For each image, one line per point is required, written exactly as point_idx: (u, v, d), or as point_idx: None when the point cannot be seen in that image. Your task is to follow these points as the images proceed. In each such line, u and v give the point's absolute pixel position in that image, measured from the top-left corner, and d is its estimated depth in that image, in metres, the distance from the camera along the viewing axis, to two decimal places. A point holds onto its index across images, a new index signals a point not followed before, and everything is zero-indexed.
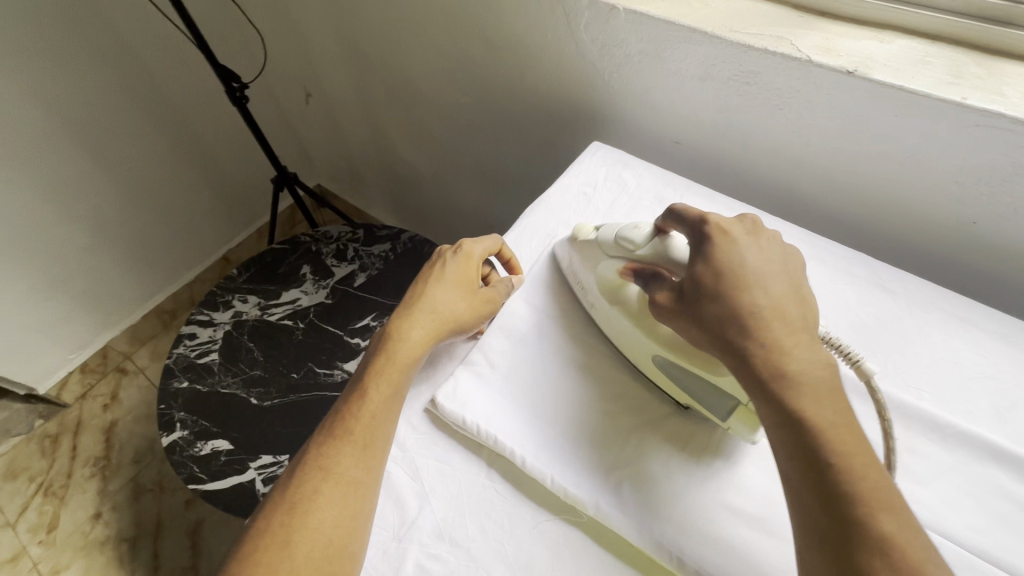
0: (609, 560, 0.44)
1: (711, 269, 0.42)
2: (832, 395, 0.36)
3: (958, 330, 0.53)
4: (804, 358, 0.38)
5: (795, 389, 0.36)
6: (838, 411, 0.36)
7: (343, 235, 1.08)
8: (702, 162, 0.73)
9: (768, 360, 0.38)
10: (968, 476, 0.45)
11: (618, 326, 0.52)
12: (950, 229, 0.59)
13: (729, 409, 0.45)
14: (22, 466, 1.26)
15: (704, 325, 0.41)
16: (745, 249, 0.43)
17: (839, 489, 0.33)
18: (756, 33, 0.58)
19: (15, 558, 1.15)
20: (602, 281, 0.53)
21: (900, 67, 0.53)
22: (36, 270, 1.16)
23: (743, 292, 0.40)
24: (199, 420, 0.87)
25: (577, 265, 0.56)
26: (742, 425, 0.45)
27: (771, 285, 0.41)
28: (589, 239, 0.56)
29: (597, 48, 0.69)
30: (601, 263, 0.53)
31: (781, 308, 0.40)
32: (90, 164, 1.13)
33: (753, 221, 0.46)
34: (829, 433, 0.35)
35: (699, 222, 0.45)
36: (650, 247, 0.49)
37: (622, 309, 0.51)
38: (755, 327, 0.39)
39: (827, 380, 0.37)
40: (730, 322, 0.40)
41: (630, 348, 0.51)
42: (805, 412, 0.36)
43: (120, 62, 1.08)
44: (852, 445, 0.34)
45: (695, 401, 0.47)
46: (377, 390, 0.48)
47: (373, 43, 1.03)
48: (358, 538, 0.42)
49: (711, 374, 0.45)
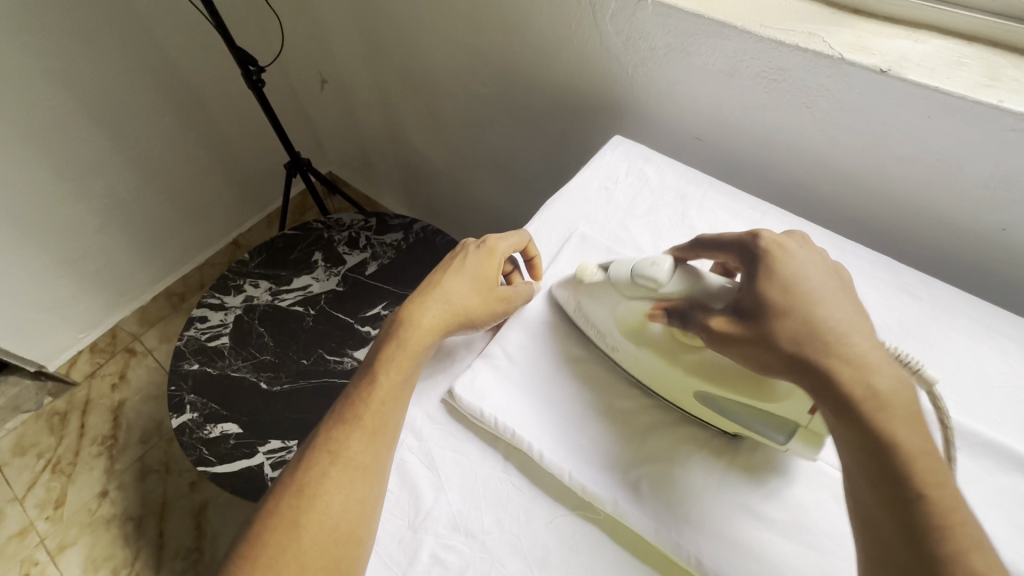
0: (623, 555, 0.44)
1: (783, 284, 0.41)
2: (917, 421, 0.36)
3: (983, 337, 0.52)
4: (890, 379, 0.37)
5: (883, 414, 0.36)
6: (924, 437, 0.35)
7: (355, 223, 1.08)
8: (724, 160, 0.72)
9: (855, 382, 0.37)
10: (993, 487, 0.44)
11: (648, 368, 0.49)
12: (980, 236, 0.58)
13: (787, 432, 0.44)
14: (30, 442, 1.27)
15: (775, 343, 0.40)
16: (807, 262, 0.42)
17: (931, 523, 0.33)
18: (788, 28, 0.57)
19: (23, 533, 1.16)
20: (621, 323, 0.50)
21: (935, 68, 0.52)
22: (48, 248, 1.16)
23: (816, 310, 0.40)
24: (208, 402, 0.87)
25: (585, 304, 0.53)
26: (804, 446, 0.44)
27: (840, 301, 0.41)
28: (597, 280, 0.52)
29: (622, 41, 0.68)
30: (619, 305, 0.50)
31: (856, 325, 0.40)
32: (104, 143, 1.13)
33: (804, 237, 0.46)
34: (920, 463, 0.35)
35: (752, 239, 0.45)
36: (675, 281, 0.47)
37: (650, 347, 0.48)
38: (837, 347, 0.38)
39: (912, 403, 0.36)
40: (806, 340, 0.39)
41: (660, 385, 0.49)
42: (896, 440, 0.35)
43: (137, 40, 1.07)
44: (938, 475, 0.34)
45: (748, 429, 0.45)
46: (387, 376, 0.48)
47: (391, 29, 1.02)
48: (366, 522, 0.42)
49: (760, 402, 0.43)
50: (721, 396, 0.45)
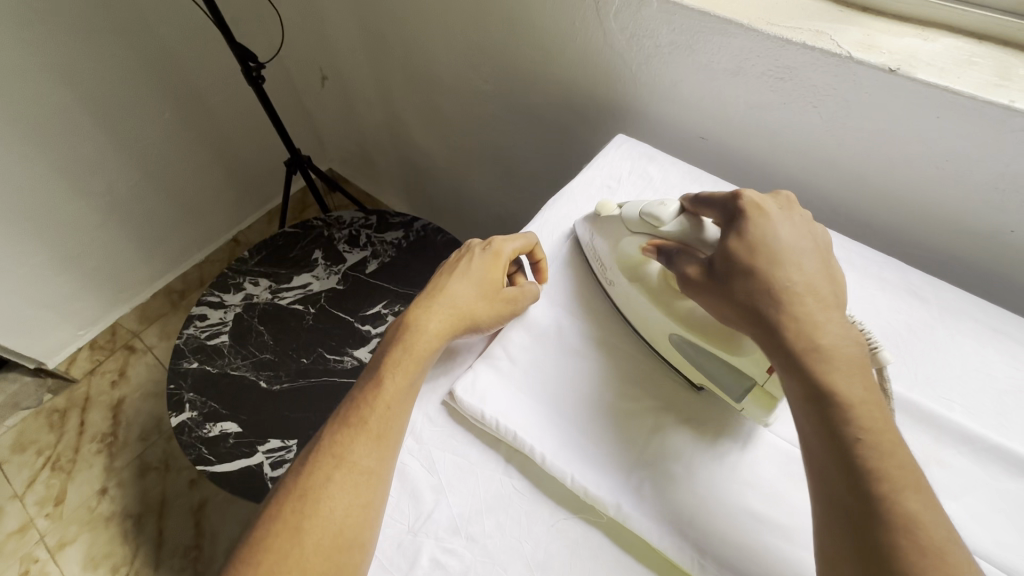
0: (628, 563, 0.43)
1: (747, 244, 0.42)
2: (859, 373, 0.37)
3: (991, 341, 0.52)
4: (836, 334, 0.38)
5: (827, 365, 0.37)
6: (865, 388, 0.37)
7: (356, 221, 1.07)
8: (729, 159, 0.71)
9: (800, 337, 0.38)
10: (999, 493, 0.44)
11: (634, 302, 0.52)
12: (988, 238, 0.57)
13: (744, 389, 0.46)
14: (30, 439, 1.27)
15: (733, 298, 0.42)
16: (779, 222, 0.43)
17: (868, 466, 0.34)
18: (795, 26, 0.56)
19: (23, 530, 1.16)
20: (619, 259, 0.53)
21: (945, 67, 0.51)
22: (47, 244, 1.15)
23: (776, 269, 0.41)
24: (207, 401, 0.87)
25: (596, 240, 0.56)
26: (756, 407, 0.45)
27: (803, 261, 0.42)
28: (612, 215, 0.55)
29: (626, 38, 0.67)
30: (623, 239, 0.53)
31: (814, 284, 0.41)
32: (103, 140, 1.12)
33: (787, 200, 0.46)
34: (859, 410, 0.36)
35: (733, 199, 0.45)
36: (677, 223, 0.49)
37: (643, 285, 0.52)
38: (790, 304, 0.40)
39: (858, 357, 0.38)
40: (762, 298, 0.40)
41: (644, 325, 0.52)
42: (835, 389, 0.36)
43: (137, 36, 1.07)
44: (878, 422, 0.36)
45: (707, 380, 0.47)
46: (393, 379, 0.47)
47: (393, 25, 1.01)
48: (368, 529, 0.41)
49: (728, 352, 0.46)
50: (693, 340, 0.48)
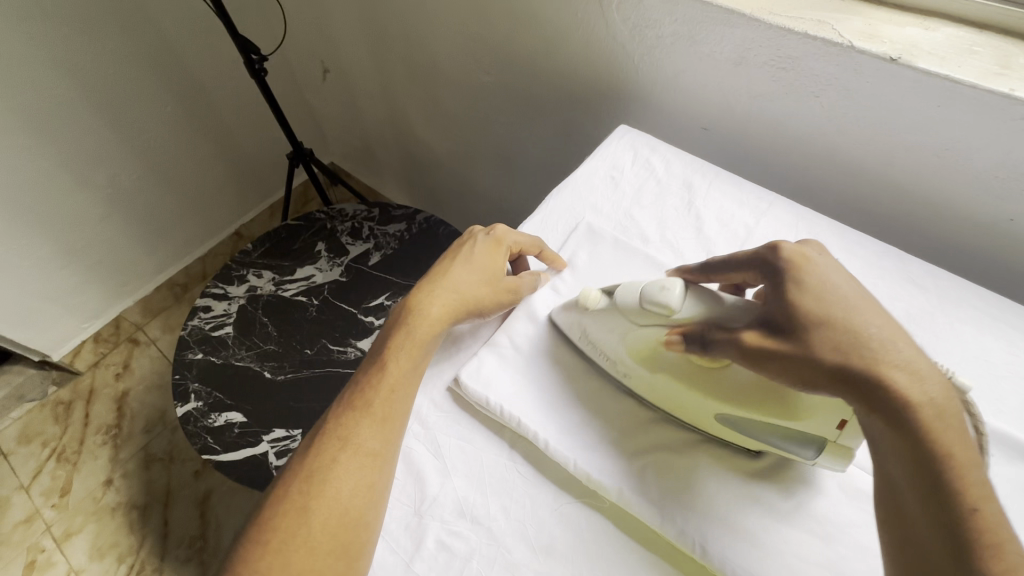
0: (628, 543, 0.44)
1: (819, 287, 0.40)
2: (964, 434, 0.35)
3: (989, 328, 0.52)
4: (937, 390, 0.36)
5: (937, 424, 0.34)
6: (970, 449, 0.34)
7: (358, 214, 1.07)
8: (729, 148, 0.72)
9: (901, 386, 0.35)
10: (999, 476, 0.44)
11: (666, 392, 0.47)
12: (986, 227, 0.58)
13: (816, 448, 0.43)
14: (35, 431, 1.28)
15: (816, 340, 0.38)
16: (847, 267, 0.42)
17: (980, 539, 0.31)
18: (798, 16, 0.57)
19: (29, 520, 1.17)
20: (632, 351, 0.48)
21: (946, 55, 0.51)
22: (51, 238, 1.16)
23: (859, 313, 0.39)
24: (213, 391, 0.87)
25: (591, 330, 0.50)
26: (832, 458, 0.42)
27: (877, 309, 0.40)
28: (603, 306, 0.49)
29: (627, 29, 0.68)
30: (631, 333, 0.47)
31: (898, 330, 0.38)
32: (106, 134, 1.13)
33: (819, 246, 0.45)
34: (969, 472, 0.33)
35: (771, 253, 0.43)
36: (688, 305, 0.45)
37: (670, 372, 0.46)
38: (880, 349, 0.37)
39: (958, 414, 0.35)
40: (849, 341, 0.37)
41: (680, 408, 0.47)
42: (948, 452, 0.33)
43: (140, 28, 1.07)
44: (986, 487, 0.33)
45: (770, 445, 0.44)
46: (396, 362, 0.48)
47: (394, 16, 1.01)
48: (374, 507, 0.42)
49: (785, 421, 0.42)
50: (746, 417, 0.44)
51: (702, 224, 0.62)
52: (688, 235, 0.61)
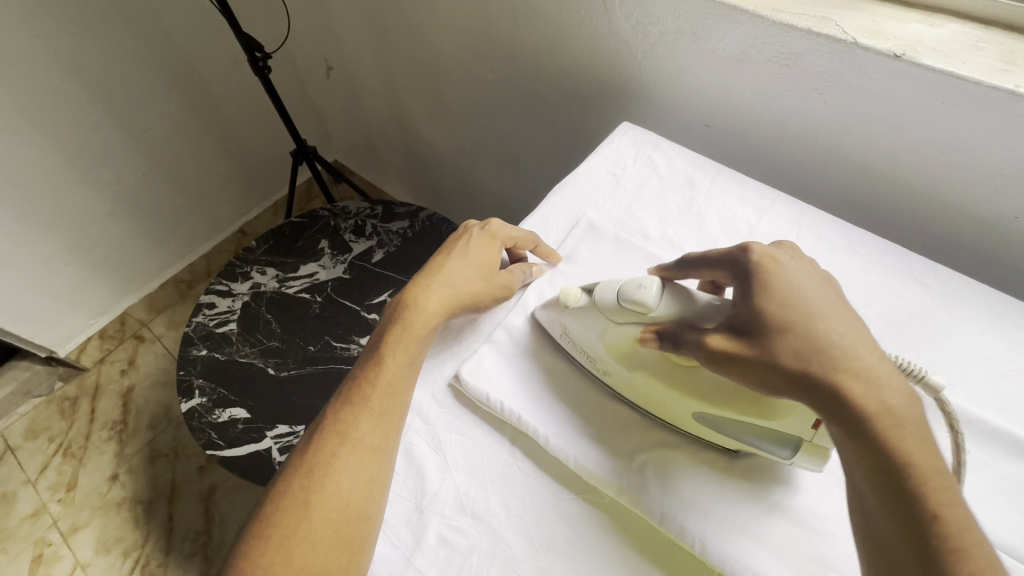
0: (628, 539, 0.44)
1: (779, 297, 0.40)
2: (927, 438, 0.34)
3: (993, 327, 0.52)
4: (901, 395, 0.36)
5: (897, 431, 0.34)
6: (935, 455, 0.34)
7: (361, 211, 1.08)
8: (731, 146, 0.72)
9: (862, 396, 0.35)
10: (1000, 474, 0.44)
11: (645, 391, 0.47)
12: (991, 224, 0.57)
13: (791, 447, 0.43)
14: (42, 426, 1.29)
15: (777, 353, 0.38)
16: (805, 274, 0.42)
17: (944, 547, 0.31)
18: (801, 12, 0.56)
19: (36, 515, 1.18)
20: (610, 348, 0.48)
21: (951, 52, 0.51)
22: (58, 235, 1.17)
23: (818, 321, 0.39)
24: (217, 387, 0.88)
25: (570, 326, 0.51)
26: (808, 458, 0.42)
27: (841, 314, 0.40)
28: (584, 304, 0.50)
29: (630, 25, 0.68)
30: (610, 331, 0.48)
31: (861, 337, 0.38)
32: (111, 132, 1.13)
33: (793, 248, 0.45)
34: (933, 479, 0.33)
35: (742, 253, 0.44)
36: (664, 304, 0.46)
37: (647, 371, 0.46)
38: (840, 358, 0.37)
39: (922, 420, 0.35)
40: (809, 352, 0.38)
41: (659, 407, 0.47)
42: (907, 457, 0.33)
43: (144, 26, 1.07)
44: (951, 492, 0.33)
45: (742, 443, 0.44)
46: (393, 357, 0.48)
47: (397, 14, 1.01)
48: (375, 500, 0.42)
49: (759, 420, 0.42)
50: (721, 415, 0.44)
51: (703, 221, 0.62)
52: (690, 231, 0.61)
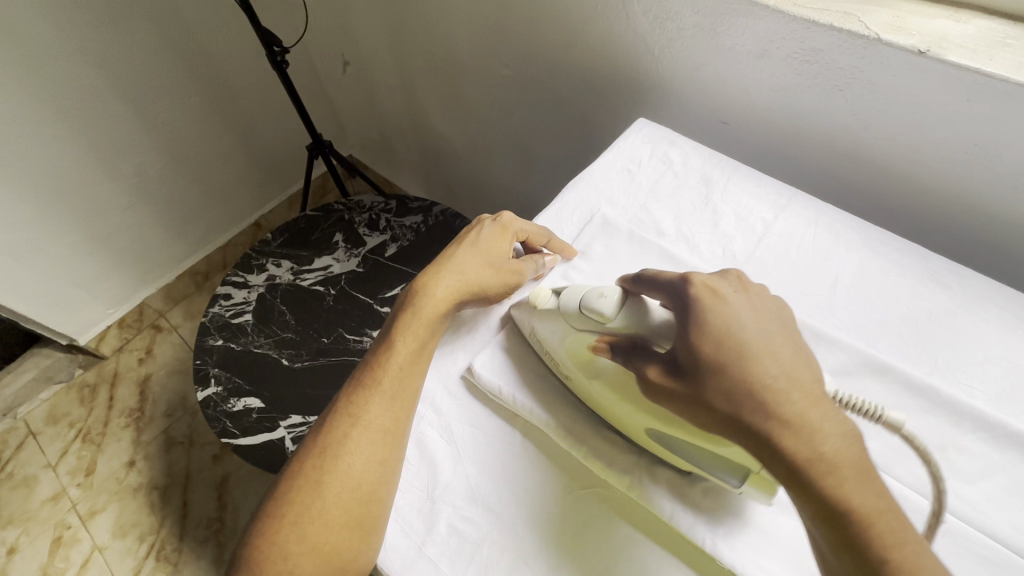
0: (638, 536, 0.44)
1: (713, 338, 0.39)
2: (868, 478, 0.35)
3: (1016, 329, 0.51)
4: (835, 437, 0.35)
5: (832, 478, 0.34)
6: (876, 496, 0.34)
7: (375, 205, 1.09)
8: (750, 145, 0.71)
9: (796, 447, 0.35)
10: (1017, 478, 0.44)
11: (602, 399, 0.46)
12: (1015, 225, 0.56)
13: (740, 476, 0.41)
14: (63, 412, 1.32)
15: (712, 402, 0.38)
16: (742, 309, 0.40)
17: None
18: (823, 7, 0.56)
19: (57, 498, 1.21)
20: (571, 354, 0.47)
21: (977, 48, 0.50)
22: (80, 225, 1.19)
23: (754, 363, 0.38)
24: (232, 377, 0.89)
25: (537, 328, 0.50)
26: (756, 490, 0.42)
27: (776, 352, 0.38)
28: (550, 306, 0.49)
29: (649, 20, 0.67)
30: (568, 337, 0.48)
31: (795, 377, 0.37)
32: (132, 124, 1.15)
33: (737, 277, 0.43)
34: (877, 524, 0.33)
35: (683, 283, 0.42)
36: (623, 315, 0.44)
37: (601, 381, 0.46)
38: (773, 407, 0.36)
39: (860, 461, 0.35)
40: (743, 398, 0.37)
41: (617, 417, 0.46)
42: (847, 502, 0.34)
43: (166, 21, 1.09)
44: (897, 532, 0.33)
45: (694, 467, 0.43)
46: (405, 343, 0.48)
47: (414, 10, 1.01)
48: (386, 483, 0.43)
49: (705, 444, 0.41)
50: (672, 434, 0.43)
51: (719, 219, 0.62)
52: (705, 228, 0.61)
